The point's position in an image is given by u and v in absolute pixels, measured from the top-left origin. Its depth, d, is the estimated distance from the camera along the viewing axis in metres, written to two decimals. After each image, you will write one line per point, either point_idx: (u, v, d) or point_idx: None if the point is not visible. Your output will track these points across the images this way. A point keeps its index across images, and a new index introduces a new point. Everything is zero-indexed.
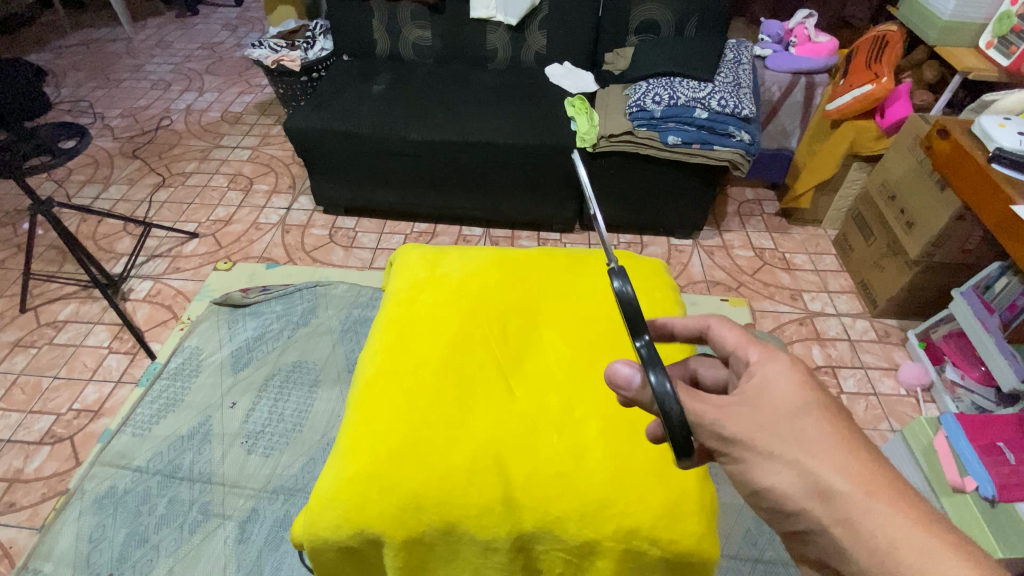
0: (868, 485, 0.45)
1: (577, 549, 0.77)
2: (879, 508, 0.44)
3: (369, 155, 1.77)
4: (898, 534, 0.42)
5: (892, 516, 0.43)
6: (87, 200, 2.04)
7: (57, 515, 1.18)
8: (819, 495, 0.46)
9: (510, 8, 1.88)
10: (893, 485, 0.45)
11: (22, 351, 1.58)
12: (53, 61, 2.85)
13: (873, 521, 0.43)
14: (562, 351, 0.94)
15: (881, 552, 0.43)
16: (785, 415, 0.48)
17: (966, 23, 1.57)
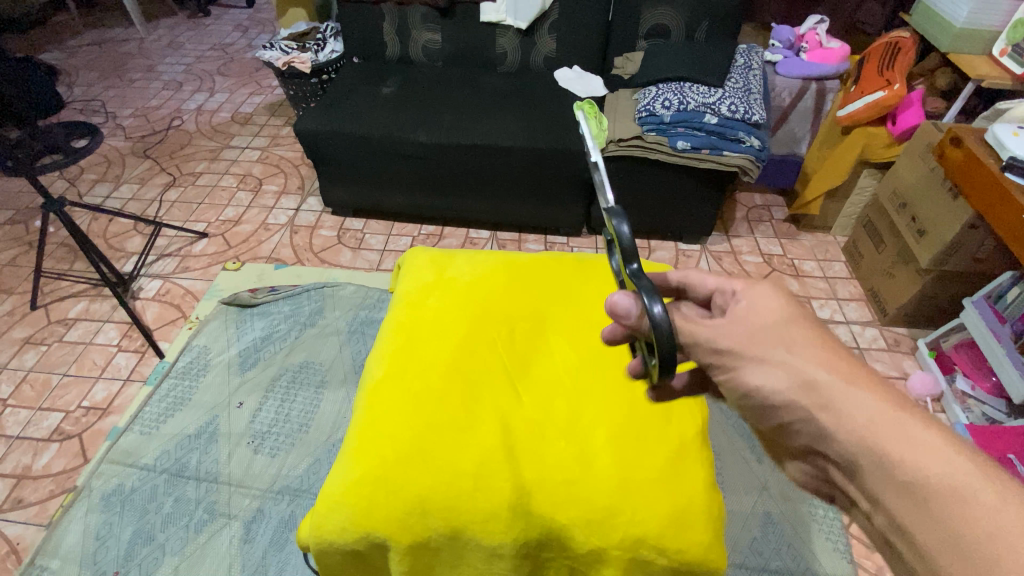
0: (853, 375, 0.46)
1: (583, 557, 0.76)
2: (862, 393, 0.45)
3: (378, 157, 1.78)
4: (880, 411, 0.43)
5: (873, 399, 0.44)
6: (98, 199, 2.06)
7: (65, 512, 1.18)
8: (805, 390, 0.46)
9: (520, 12, 1.88)
10: (870, 374, 0.46)
11: (32, 348, 1.59)
12: (66, 61, 2.88)
13: (862, 405, 0.44)
14: (569, 356, 0.94)
15: (869, 434, 0.43)
16: (774, 326, 0.50)
17: (979, 30, 1.55)
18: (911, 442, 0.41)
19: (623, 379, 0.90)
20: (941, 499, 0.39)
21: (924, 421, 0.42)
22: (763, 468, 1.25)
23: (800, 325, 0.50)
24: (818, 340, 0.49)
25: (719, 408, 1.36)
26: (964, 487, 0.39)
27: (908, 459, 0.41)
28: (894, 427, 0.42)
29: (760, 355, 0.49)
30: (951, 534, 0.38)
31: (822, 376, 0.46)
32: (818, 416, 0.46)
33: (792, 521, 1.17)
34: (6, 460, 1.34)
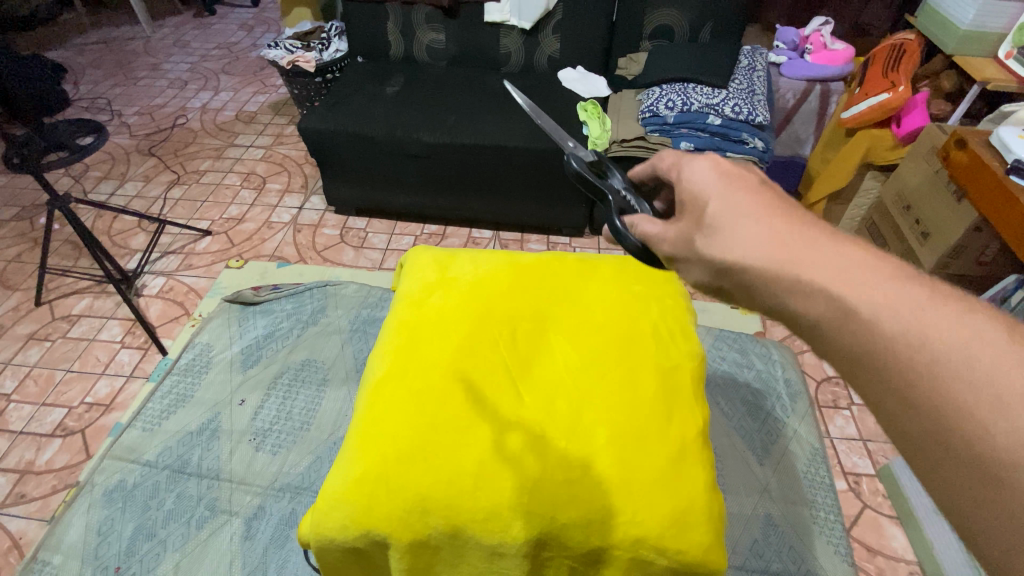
0: (748, 243, 0.48)
1: (583, 555, 0.77)
2: (757, 261, 0.47)
3: (380, 156, 1.78)
4: (777, 272, 0.46)
5: (770, 253, 0.47)
6: (103, 196, 2.07)
7: (67, 508, 1.19)
8: (718, 272, 0.51)
9: (524, 12, 1.87)
10: (766, 236, 0.48)
11: (36, 344, 1.60)
12: (72, 59, 2.89)
13: (759, 273, 0.47)
14: (571, 355, 0.94)
15: (773, 297, 0.46)
16: (696, 207, 0.54)
17: (984, 32, 1.55)
18: (807, 293, 0.44)
19: (625, 378, 0.90)
20: (840, 328, 0.43)
21: (815, 266, 0.44)
22: (764, 470, 1.25)
23: (710, 205, 0.52)
24: (720, 217, 0.51)
25: (720, 409, 1.35)
26: (842, 318, 0.42)
27: (810, 307, 0.44)
28: (789, 284, 0.45)
29: (688, 249, 0.54)
30: (856, 358, 0.42)
31: (722, 257, 0.49)
32: (739, 292, 0.50)
33: (792, 523, 1.17)
34: (9, 455, 1.35)
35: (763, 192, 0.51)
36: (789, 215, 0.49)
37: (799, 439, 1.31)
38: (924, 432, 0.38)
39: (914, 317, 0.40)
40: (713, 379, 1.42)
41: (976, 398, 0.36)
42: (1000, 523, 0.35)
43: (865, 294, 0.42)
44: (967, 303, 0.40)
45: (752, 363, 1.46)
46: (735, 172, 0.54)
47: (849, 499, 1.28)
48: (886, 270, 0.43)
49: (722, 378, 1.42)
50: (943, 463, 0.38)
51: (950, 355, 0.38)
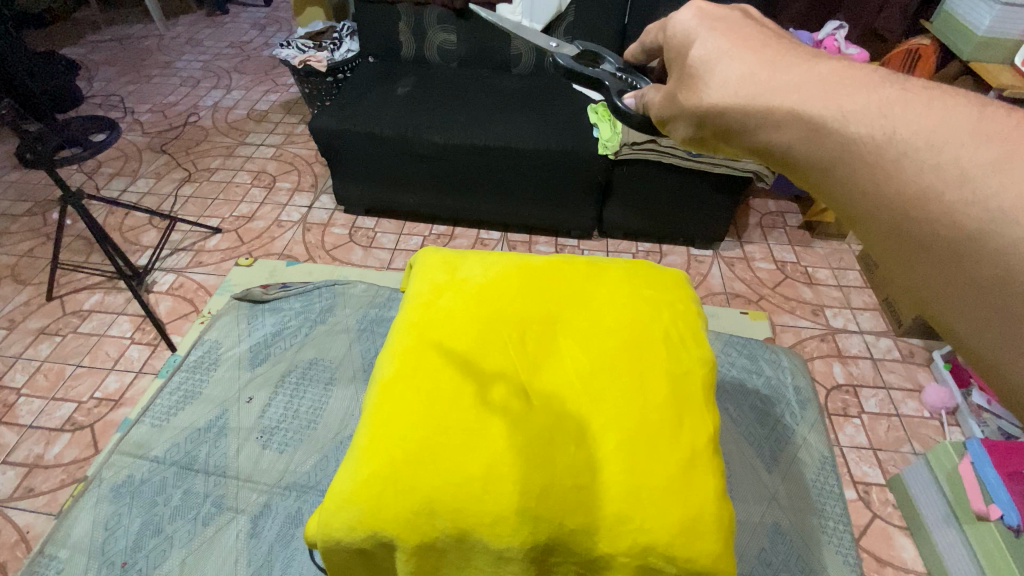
0: (725, 82, 0.51)
1: (591, 561, 0.77)
2: (731, 98, 0.51)
3: (390, 156, 1.78)
4: (751, 103, 0.50)
5: (741, 83, 0.51)
6: (115, 193, 2.09)
7: (75, 502, 1.20)
8: (700, 121, 0.55)
9: (536, 13, 1.80)
10: (741, 72, 0.51)
11: (47, 339, 1.61)
12: (86, 56, 2.92)
13: (735, 108, 0.51)
14: (580, 359, 0.93)
15: (752, 130, 0.52)
16: (681, 54, 0.57)
17: (1001, 39, 1.53)
18: (781, 120, 0.49)
19: (635, 384, 0.89)
20: (809, 145, 0.49)
21: (786, 91, 0.49)
22: (772, 478, 1.24)
23: (689, 53, 0.55)
24: (700, 64, 0.54)
25: (729, 415, 1.34)
26: (814, 132, 0.48)
27: (786, 130, 0.49)
28: (761, 114, 0.50)
29: (673, 105, 0.58)
30: (833, 167, 0.48)
31: (702, 102, 0.53)
32: (721, 132, 0.55)
33: (801, 532, 1.15)
34: (18, 449, 1.36)
35: (741, 31, 0.55)
36: (765, 47, 0.53)
37: (807, 446, 1.30)
38: (900, 220, 0.45)
39: (882, 117, 0.44)
40: (723, 385, 1.41)
41: (940, 179, 0.42)
42: (969, 280, 0.41)
43: (835, 104, 0.46)
44: (934, 95, 0.44)
45: (762, 369, 1.45)
46: (719, 17, 0.56)
47: (859, 508, 1.27)
48: (855, 78, 0.47)
49: (732, 384, 1.41)
50: (917, 244, 0.44)
51: (917, 144, 0.43)
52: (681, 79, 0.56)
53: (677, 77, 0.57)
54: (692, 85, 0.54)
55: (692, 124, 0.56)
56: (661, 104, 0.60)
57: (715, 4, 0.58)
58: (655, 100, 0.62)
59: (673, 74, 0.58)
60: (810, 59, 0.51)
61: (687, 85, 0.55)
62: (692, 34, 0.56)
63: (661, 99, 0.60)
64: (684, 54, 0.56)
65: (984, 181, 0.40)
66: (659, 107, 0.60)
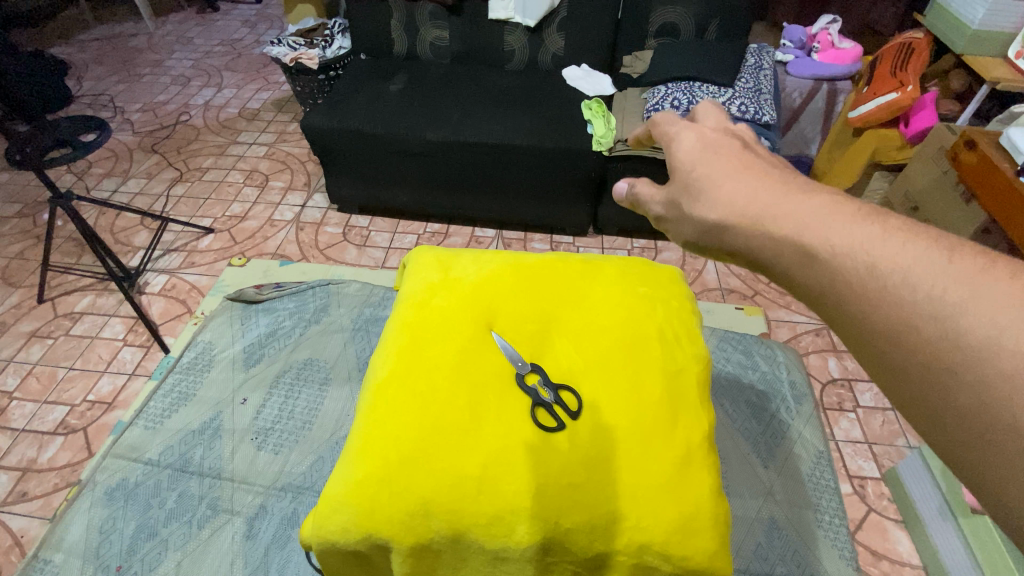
0: (730, 204, 0.53)
1: (588, 560, 0.77)
2: (737, 219, 0.52)
3: (384, 155, 1.78)
4: (752, 227, 0.51)
5: (748, 205, 0.52)
6: (105, 193, 2.07)
7: (69, 506, 1.18)
8: (705, 232, 0.56)
9: (528, 10, 1.87)
10: (746, 194, 0.53)
11: (38, 342, 1.60)
12: (75, 55, 2.89)
13: (737, 229, 0.52)
14: (575, 358, 0.93)
15: (753, 250, 0.52)
16: (687, 168, 0.59)
17: (993, 32, 1.53)
18: (778, 245, 0.49)
19: (629, 382, 0.89)
20: (803, 267, 0.48)
21: (788, 219, 0.49)
22: (768, 473, 1.24)
23: (694, 172, 0.58)
24: (705, 181, 0.56)
25: (724, 410, 1.34)
26: (805, 258, 0.47)
27: (782, 257, 0.49)
28: (764, 236, 0.50)
29: (678, 212, 0.60)
30: (823, 293, 0.47)
31: (709, 217, 0.55)
32: (724, 246, 0.55)
33: (796, 525, 1.16)
34: (11, 453, 1.35)
35: (742, 154, 0.57)
36: (768, 172, 0.55)
37: (802, 441, 1.30)
38: (882, 350, 0.43)
39: (864, 252, 0.44)
40: (718, 381, 1.41)
41: (919, 315, 0.40)
42: (951, 416, 0.39)
43: (823, 235, 0.46)
44: (908, 235, 0.43)
45: (757, 365, 1.45)
46: (719, 140, 0.59)
47: (854, 502, 1.27)
48: (842, 214, 0.47)
49: (727, 380, 1.41)
50: (901, 374, 0.42)
51: (896, 279, 0.42)
52: (686, 192, 0.58)
53: (682, 188, 0.59)
54: (699, 199, 0.56)
55: (696, 231, 0.57)
56: (666, 207, 0.62)
57: (715, 133, 0.60)
58: (659, 200, 0.63)
59: (676, 183, 0.60)
60: (803, 190, 0.52)
61: (694, 199, 0.57)
62: (697, 152, 0.59)
63: (665, 203, 0.62)
64: (690, 168, 0.58)
65: (959, 319, 0.38)
66: (665, 208, 0.62)
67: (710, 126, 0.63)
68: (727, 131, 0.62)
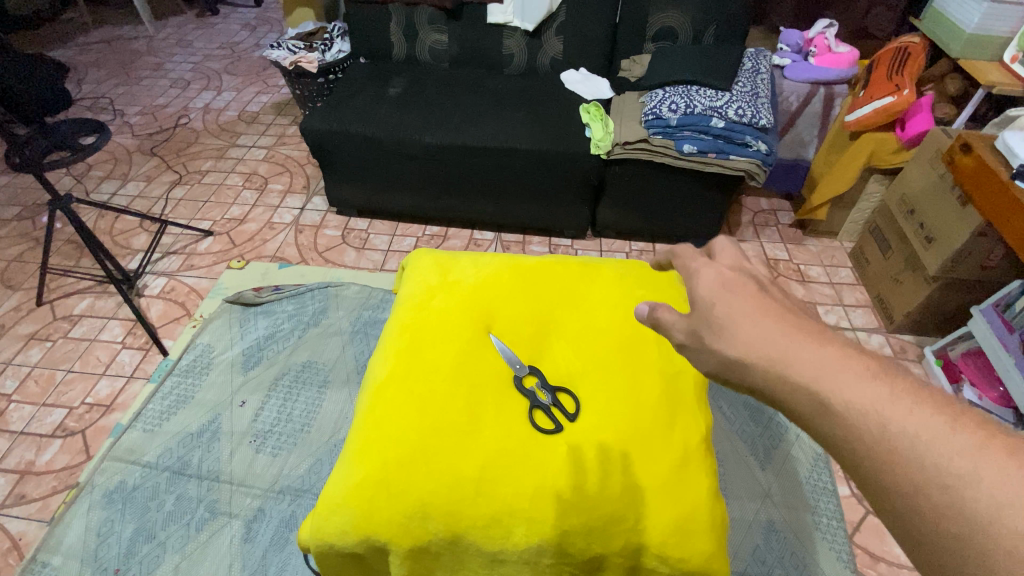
0: (746, 341, 0.49)
1: (585, 564, 0.76)
2: (752, 357, 0.48)
3: (383, 159, 1.79)
4: (768, 367, 0.47)
5: (763, 345, 0.48)
6: (105, 196, 2.07)
7: (66, 509, 1.18)
8: (718, 366, 0.51)
9: (527, 14, 1.87)
10: (762, 333, 0.49)
11: (38, 344, 1.60)
12: (75, 58, 2.90)
13: (752, 367, 0.48)
14: (573, 362, 0.94)
15: (765, 390, 0.47)
16: (704, 301, 0.55)
17: (990, 36, 1.54)
18: (792, 390, 0.45)
19: (626, 386, 0.89)
20: (815, 416, 0.43)
21: (802, 363, 0.45)
22: (766, 475, 1.25)
23: (713, 304, 0.54)
24: (723, 316, 0.52)
25: (722, 413, 1.35)
26: (819, 407, 0.43)
27: (798, 402, 0.45)
28: (777, 378, 0.46)
29: (698, 344, 0.54)
30: (836, 446, 0.42)
31: (725, 352, 0.50)
32: (736, 382, 0.50)
33: (794, 528, 1.16)
34: (10, 455, 1.35)
35: (757, 294, 0.54)
36: (783, 312, 0.51)
37: (801, 442, 1.31)
38: (894, 513, 0.39)
39: (876, 410, 0.41)
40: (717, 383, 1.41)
41: (931, 485, 0.37)
42: None
43: (835, 386, 0.43)
44: (918, 396, 0.41)
45: None
46: (737, 278, 0.56)
47: (852, 505, 1.28)
48: (854, 364, 0.44)
49: None
50: (915, 544, 0.38)
51: (906, 444, 0.39)
52: (705, 325, 0.54)
53: (699, 321, 0.55)
54: (717, 333, 0.52)
55: (709, 364, 0.52)
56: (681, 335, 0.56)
57: (733, 270, 0.57)
58: (676, 324, 0.56)
59: (691, 314, 0.56)
60: (816, 334, 0.48)
61: (712, 333, 0.53)
62: (715, 288, 0.55)
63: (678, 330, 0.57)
64: (708, 306, 0.54)
65: (970, 497, 0.36)
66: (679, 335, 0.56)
67: (724, 259, 0.60)
68: (741, 265, 0.59)
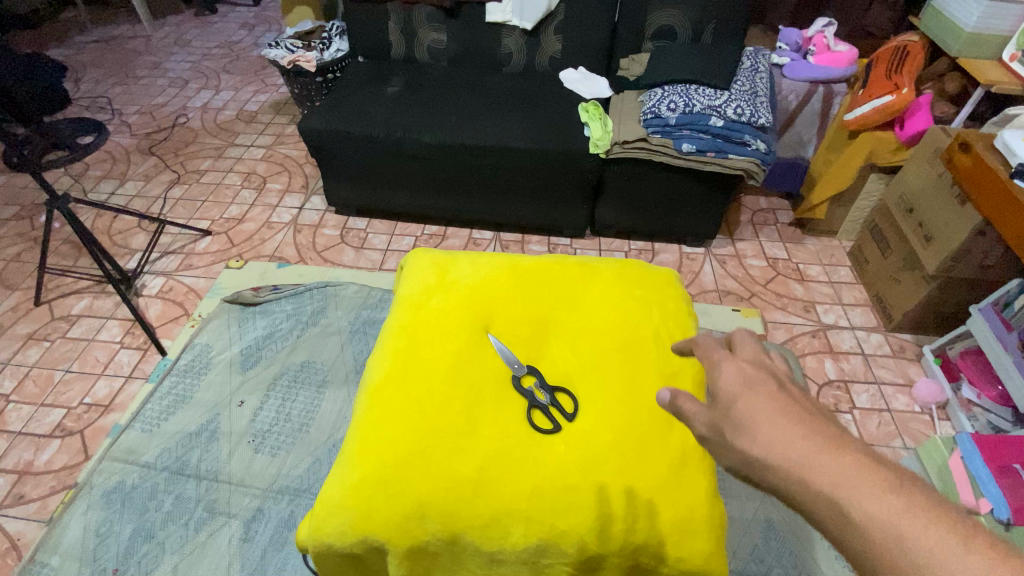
0: (765, 441, 0.49)
1: (583, 564, 0.76)
2: (772, 457, 0.48)
3: (382, 158, 1.78)
4: (786, 469, 0.47)
5: (782, 447, 0.48)
6: (103, 195, 2.07)
7: (65, 510, 1.18)
8: (738, 463, 0.51)
9: (525, 12, 1.87)
10: (783, 433, 0.49)
11: (36, 344, 1.60)
12: (73, 57, 2.89)
13: (771, 468, 0.48)
14: (571, 362, 0.94)
15: (784, 491, 0.47)
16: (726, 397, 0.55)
17: (989, 35, 1.54)
18: (811, 494, 0.45)
19: (624, 386, 0.89)
20: (834, 522, 0.43)
21: (821, 468, 0.45)
22: None
23: (735, 402, 0.54)
24: (744, 413, 0.53)
25: None
26: (837, 515, 0.43)
27: (817, 509, 0.44)
28: (797, 481, 0.46)
29: (720, 439, 0.54)
30: (855, 556, 0.42)
31: (746, 450, 0.50)
32: (756, 481, 0.50)
33: (793, 527, 1.16)
34: (9, 455, 1.35)
35: (779, 393, 0.54)
36: (804, 413, 0.51)
37: None
38: None
39: (892, 522, 0.40)
40: None
41: None
42: None
43: (853, 495, 0.42)
44: (936, 511, 0.40)
45: None
46: (760, 376, 0.56)
47: None
48: (871, 472, 0.43)
49: None
50: None
51: (923, 561, 0.38)
52: (726, 422, 0.54)
53: (720, 417, 0.55)
54: (737, 430, 0.52)
55: (729, 459, 0.52)
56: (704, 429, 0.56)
57: (755, 367, 0.58)
58: (698, 417, 0.57)
59: (713, 409, 0.56)
60: (838, 437, 0.48)
61: (732, 430, 0.53)
62: (738, 385, 0.56)
63: (701, 425, 0.57)
64: (731, 404, 0.55)
65: None
66: (702, 429, 0.57)
67: (747, 354, 0.61)
68: (764, 362, 0.59)
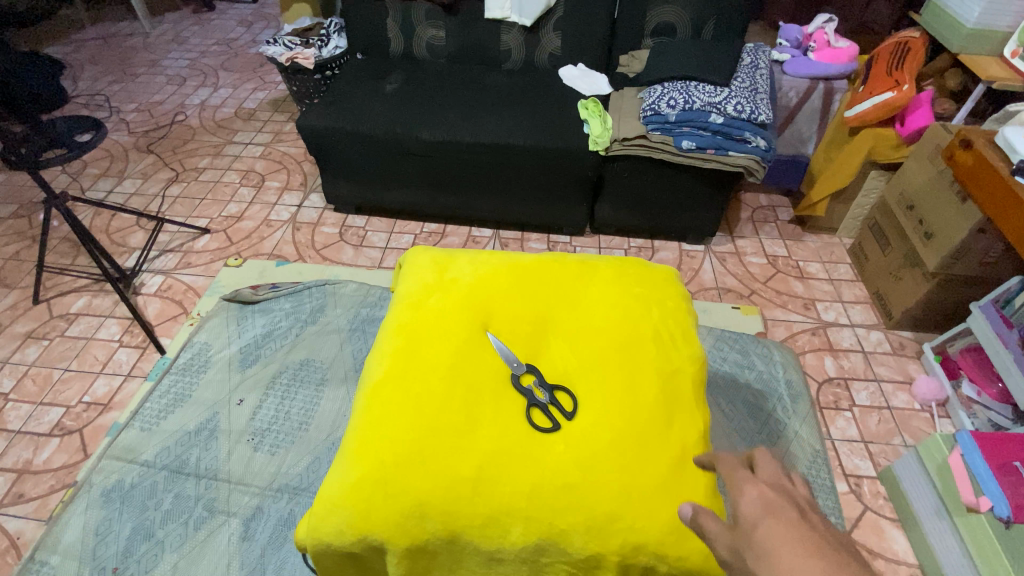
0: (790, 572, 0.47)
1: (582, 563, 0.76)
2: None
3: (381, 156, 1.78)
4: None
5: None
6: (102, 193, 2.06)
7: (64, 509, 1.18)
8: None
9: (525, 9, 1.86)
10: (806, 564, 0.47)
11: (34, 343, 1.60)
12: (71, 54, 2.88)
13: None
14: (571, 360, 0.93)
15: None
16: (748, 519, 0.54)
17: (990, 31, 1.53)
18: None
19: (624, 385, 0.89)
20: None
21: None
22: None
23: (756, 529, 0.53)
24: (767, 541, 0.51)
25: (721, 410, 1.34)
26: None
27: None
28: None
29: (741, 566, 0.52)
30: None
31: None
32: None
33: None
34: (8, 454, 1.35)
35: (802, 523, 0.52)
36: (829, 546, 0.49)
37: (800, 440, 1.31)
38: None
39: None
40: (715, 380, 1.41)
41: None
42: None
43: None
44: None
45: (754, 364, 1.45)
46: (782, 503, 0.55)
47: (850, 501, 1.28)
48: None
49: (724, 378, 1.41)
50: None
51: None
52: (748, 546, 0.52)
53: (741, 540, 0.53)
54: (759, 557, 0.50)
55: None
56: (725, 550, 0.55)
57: (777, 492, 0.57)
58: (719, 537, 0.55)
59: (734, 529, 0.55)
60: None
61: (754, 555, 0.51)
62: (760, 510, 0.54)
63: (721, 544, 0.55)
64: (752, 528, 0.53)
65: None
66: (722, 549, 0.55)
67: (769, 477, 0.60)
68: (786, 488, 0.58)
